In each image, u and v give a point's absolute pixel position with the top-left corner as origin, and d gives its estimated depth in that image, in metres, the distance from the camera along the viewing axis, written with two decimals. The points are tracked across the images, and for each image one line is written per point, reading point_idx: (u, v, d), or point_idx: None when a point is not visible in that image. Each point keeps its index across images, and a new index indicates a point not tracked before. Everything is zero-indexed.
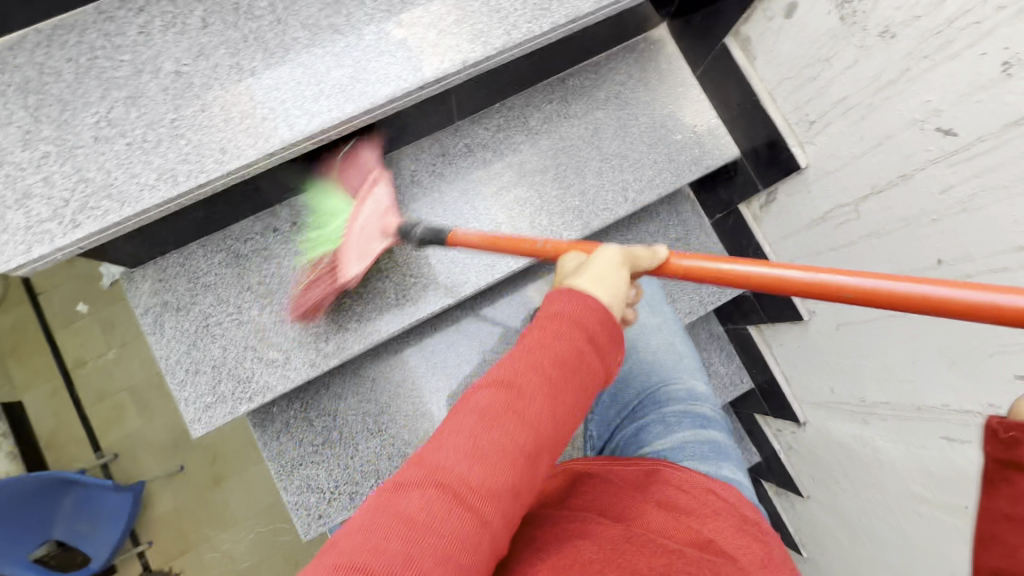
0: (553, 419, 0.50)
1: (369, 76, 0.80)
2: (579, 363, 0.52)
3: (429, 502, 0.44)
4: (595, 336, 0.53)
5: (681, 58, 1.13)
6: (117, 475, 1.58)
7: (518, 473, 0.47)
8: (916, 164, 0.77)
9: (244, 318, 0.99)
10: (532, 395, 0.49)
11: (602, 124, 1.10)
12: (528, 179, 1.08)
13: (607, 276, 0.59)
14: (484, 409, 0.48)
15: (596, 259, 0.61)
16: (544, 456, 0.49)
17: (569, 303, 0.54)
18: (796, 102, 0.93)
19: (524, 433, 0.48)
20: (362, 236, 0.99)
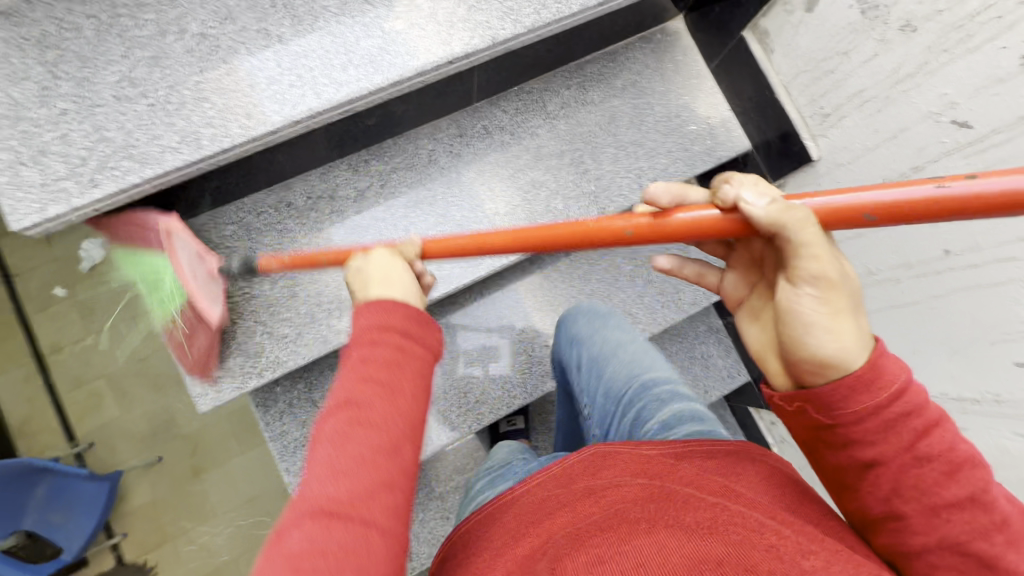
0: (402, 414, 0.53)
1: (398, 48, 0.80)
2: (399, 372, 0.55)
3: (304, 532, 0.45)
4: (404, 331, 0.58)
5: (696, 50, 1.15)
6: (92, 463, 1.53)
7: (371, 500, 0.48)
8: (929, 156, 0.79)
9: (255, 292, 0.97)
10: (361, 416, 0.52)
11: (618, 111, 1.11)
12: (544, 164, 1.08)
13: (382, 271, 0.66)
14: (323, 463, 0.49)
15: (374, 261, 0.68)
16: (399, 464, 0.51)
17: (371, 314, 0.58)
18: (811, 95, 0.96)
19: (370, 463, 0.50)
20: (196, 281, 0.92)
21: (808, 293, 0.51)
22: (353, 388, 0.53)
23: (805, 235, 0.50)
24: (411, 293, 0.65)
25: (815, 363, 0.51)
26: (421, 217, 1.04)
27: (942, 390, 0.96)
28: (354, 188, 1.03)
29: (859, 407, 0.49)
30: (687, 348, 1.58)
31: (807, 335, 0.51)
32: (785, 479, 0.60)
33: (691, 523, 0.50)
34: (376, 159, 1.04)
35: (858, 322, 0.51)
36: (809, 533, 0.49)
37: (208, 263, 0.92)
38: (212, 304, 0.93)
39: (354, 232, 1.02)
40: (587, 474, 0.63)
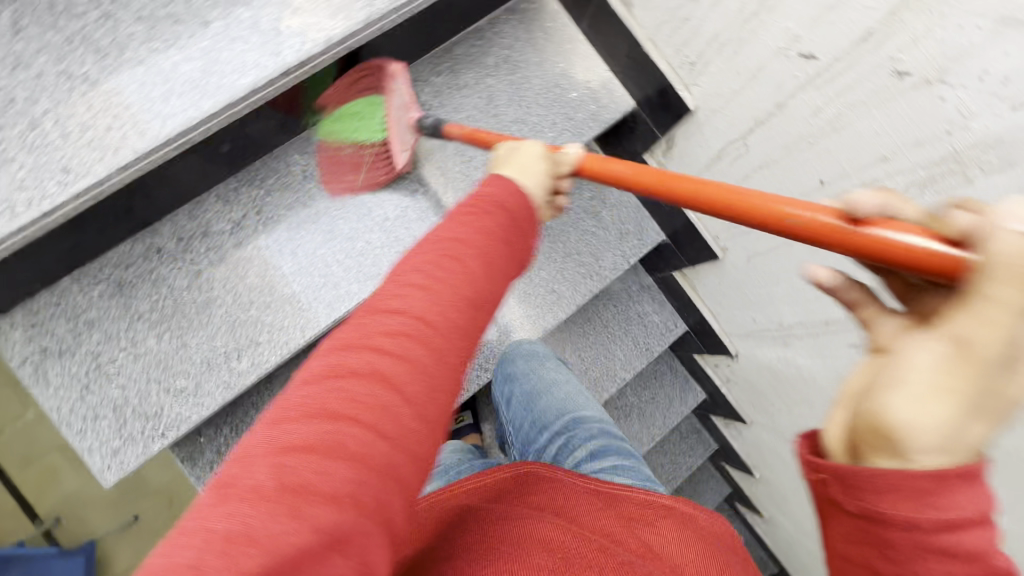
0: (484, 278, 0.49)
1: (224, 66, 0.73)
2: (489, 224, 0.52)
3: (336, 392, 0.40)
4: (505, 206, 0.54)
5: (564, 14, 1.11)
6: (62, 539, 1.50)
7: (421, 347, 0.44)
8: (787, 92, 0.79)
9: (141, 350, 0.91)
10: (452, 258, 0.48)
11: (495, 91, 1.07)
12: (429, 159, 1.04)
13: (525, 166, 0.61)
14: (387, 293, 0.46)
15: (523, 160, 0.62)
16: (464, 326, 0.46)
17: (490, 189, 0.56)
18: (676, 46, 0.95)
19: (432, 308, 0.45)
20: (398, 117, 0.96)
21: (926, 355, 0.36)
22: (438, 252, 0.48)
23: (1003, 292, 0.32)
24: (540, 190, 0.61)
25: (879, 429, 0.36)
26: (306, 238, 0.98)
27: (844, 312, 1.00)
28: (228, 220, 0.96)
29: (913, 515, 0.37)
30: (623, 310, 1.59)
31: (890, 405, 0.36)
32: (703, 544, 0.58)
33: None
34: (246, 184, 0.97)
35: (970, 430, 0.35)
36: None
37: (413, 112, 0.94)
38: (408, 134, 0.96)
39: (237, 266, 0.95)
40: (529, 506, 0.61)
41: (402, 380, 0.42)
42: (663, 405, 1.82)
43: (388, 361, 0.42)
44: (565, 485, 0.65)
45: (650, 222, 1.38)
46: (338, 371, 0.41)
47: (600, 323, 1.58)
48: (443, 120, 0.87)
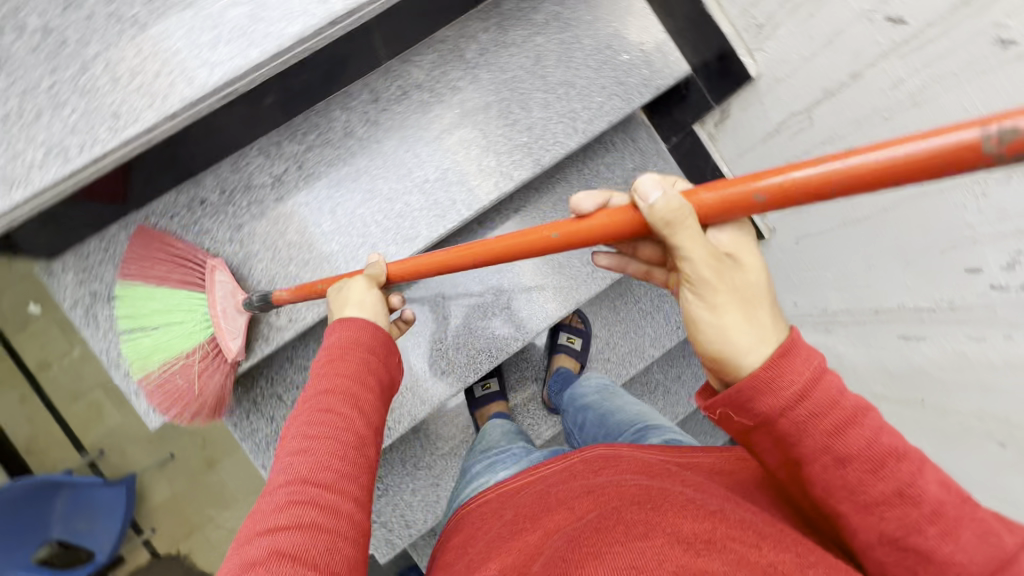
0: (374, 410, 0.64)
1: (270, 13, 0.71)
2: (364, 360, 0.67)
3: (289, 512, 0.52)
4: (370, 348, 0.68)
5: None
6: (108, 471, 1.61)
7: (349, 452, 0.58)
8: (867, 60, 0.73)
9: (185, 299, 0.93)
10: (343, 387, 0.63)
11: (543, 50, 1.02)
12: (471, 121, 1.00)
13: (362, 298, 0.75)
14: (293, 443, 0.58)
15: (337, 296, 0.77)
16: (361, 439, 0.60)
17: (337, 335, 0.69)
18: (744, 5, 0.88)
19: (353, 403, 0.61)
20: (226, 318, 0.92)
21: (716, 299, 0.52)
22: (329, 393, 0.62)
23: (681, 235, 0.51)
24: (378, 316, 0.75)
25: (723, 349, 0.51)
26: (346, 196, 0.97)
27: (898, 301, 0.95)
28: (269, 175, 0.96)
29: (765, 408, 0.48)
30: (657, 288, 1.56)
31: (698, 321, 0.52)
32: (793, 510, 0.60)
33: (685, 534, 0.51)
34: (287, 139, 0.96)
35: (755, 317, 0.51)
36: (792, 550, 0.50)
37: (240, 297, 0.93)
38: (241, 320, 0.94)
39: (277, 221, 0.96)
40: (607, 473, 0.66)
41: (345, 479, 0.56)
42: (690, 384, 1.80)
43: (323, 457, 0.56)
44: (630, 458, 0.69)
45: None
46: (296, 481, 0.54)
47: (632, 298, 1.56)
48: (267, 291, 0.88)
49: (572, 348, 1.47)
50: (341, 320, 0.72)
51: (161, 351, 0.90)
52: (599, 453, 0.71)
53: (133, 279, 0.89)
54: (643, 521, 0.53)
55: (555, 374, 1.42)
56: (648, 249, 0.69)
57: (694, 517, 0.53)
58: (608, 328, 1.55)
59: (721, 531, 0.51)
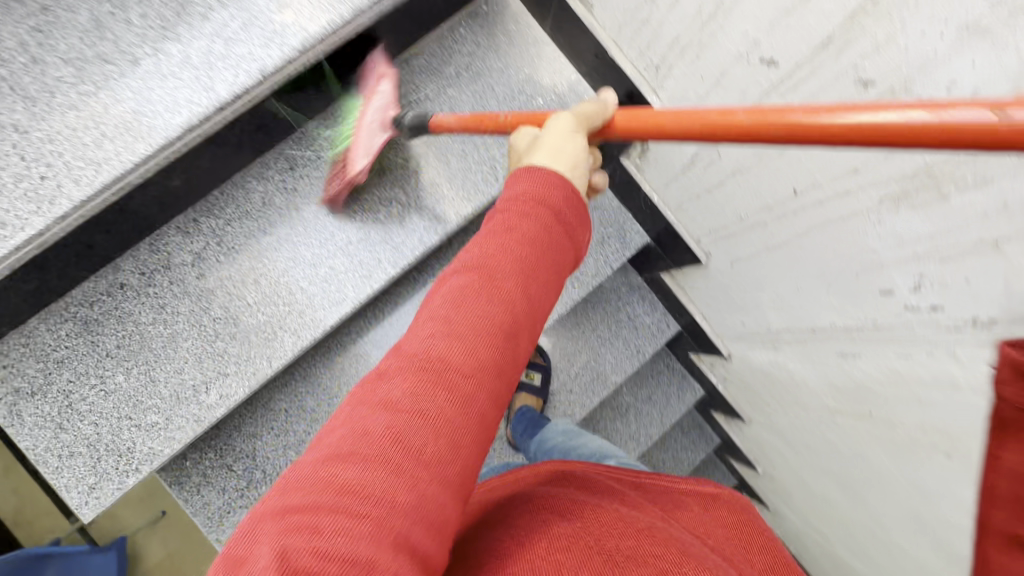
0: (539, 294, 0.50)
1: (155, 105, 0.71)
2: (556, 238, 0.52)
3: (372, 434, 0.41)
4: (561, 214, 0.52)
5: (527, 15, 1.06)
6: (98, 535, 1.57)
7: (480, 378, 0.44)
8: (753, 98, 0.74)
9: (110, 387, 0.91)
10: (503, 281, 0.48)
11: (457, 102, 1.03)
12: (390, 179, 1.01)
13: (558, 144, 0.56)
14: (420, 332, 0.46)
15: (546, 132, 0.57)
16: (509, 351, 0.47)
17: (510, 184, 0.54)
18: (640, 48, 0.90)
19: (518, 282, 0.48)
20: (368, 131, 0.94)
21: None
22: (483, 271, 0.48)
23: None
24: (575, 171, 0.55)
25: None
26: (269, 265, 0.97)
27: (828, 321, 0.95)
28: (189, 252, 0.95)
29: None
30: (612, 313, 1.56)
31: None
32: (749, 530, 0.57)
33: (607, 551, 0.48)
34: (205, 215, 0.96)
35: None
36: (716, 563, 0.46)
37: (388, 111, 0.93)
38: (377, 137, 0.95)
39: (200, 298, 0.95)
40: (553, 487, 0.62)
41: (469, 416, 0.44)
42: (661, 404, 1.79)
43: (438, 374, 0.44)
44: (580, 475, 0.64)
45: (633, 225, 1.34)
46: (392, 404, 0.42)
47: (589, 325, 1.56)
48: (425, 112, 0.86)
49: (533, 384, 1.47)
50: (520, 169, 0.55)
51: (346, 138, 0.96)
52: (551, 469, 0.67)
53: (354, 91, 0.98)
54: (569, 535, 0.51)
55: (518, 413, 1.41)
56: None
57: (620, 535, 0.50)
58: (569, 359, 1.55)
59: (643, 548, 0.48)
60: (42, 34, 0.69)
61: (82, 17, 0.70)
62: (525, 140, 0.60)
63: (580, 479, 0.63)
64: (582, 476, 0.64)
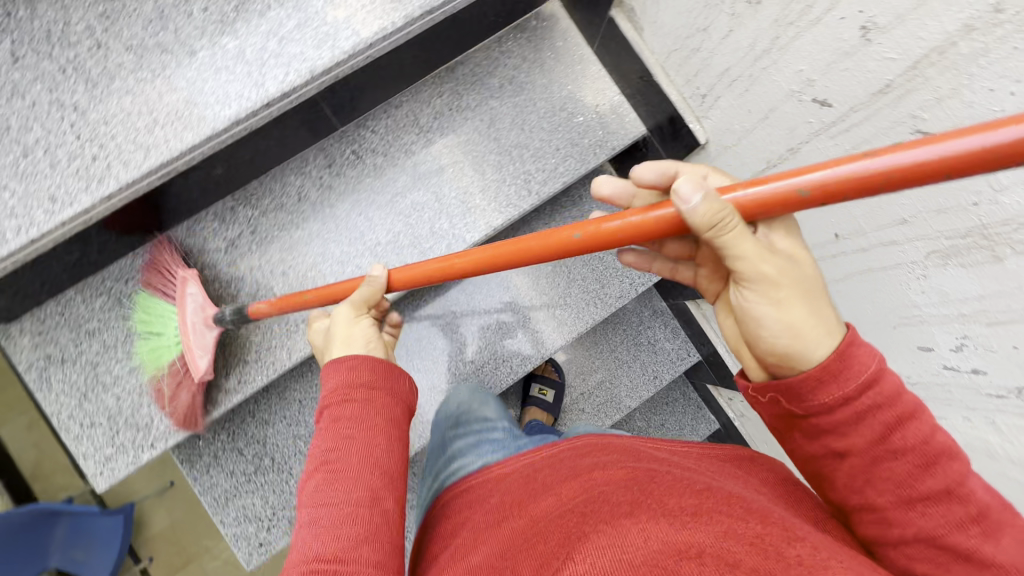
0: (386, 454, 0.61)
1: (206, 97, 0.74)
2: (380, 410, 0.64)
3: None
4: (367, 379, 0.65)
5: (575, 33, 1.06)
6: (109, 497, 1.60)
7: (353, 552, 0.54)
8: (800, 137, 0.72)
9: (135, 363, 0.94)
10: (348, 453, 0.60)
11: (498, 113, 1.03)
12: (424, 184, 1.02)
13: (346, 348, 0.70)
14: (302, 539, 0.56)
15: (338, 330, 0.72)
16: (378, 513, 0.58)
17: (331, 378, 0.65)
18: (687, 75, 0.89)
19: (359, 451, 0.60)
20: (195, 334, 0.91)
21: (759, 302, 0.50)
22: (330, 464, 0.60)
23: (731, 239, 0.48)
24: (373, 347, 0.71)
25: (781, 354, 0.49)
26: (298, 258, 0.99)
27: None
28: (223, 239, 0.97)
29: (827, 398, 0.47)
30: (632, 336, 1.54)
31: (762, 320, 0.50)
32: (794, 490, 0.56)
33: (674, 509, 0.44)
34: (242, 204, 0.98)
35: (823, 315, 0.49)
36: (788, 521, 0.44)
37: (209, 312, 0.92)
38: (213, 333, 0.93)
39: (229, 284, 0.97)
40: (592, 457, 0.58)
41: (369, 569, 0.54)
42: (674, 432, 1.75)
43: (333, 558, 0.53)
44: (619, 444, 0.61)
45: None
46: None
47: (608, 346, 1.54)
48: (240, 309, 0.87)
49: (545, 400, 1.46)
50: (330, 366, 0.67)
51: (155, 359, 0.94)
52: (590, 439, 0.64)
53: (150, 291, 0.94)
54: (629, 501, 0.46)
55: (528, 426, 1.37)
56: (671, 243, 0.67)
57: (683, 494, 0.46)
58: (584, 378, 1.53)
59: (711, 507, 0.44)
60: (110, 21, 0.72)
61: (147, 7, 0.73)
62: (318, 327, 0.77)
63: (619, 447, 0.60)
64: (621, 446, 0.61)
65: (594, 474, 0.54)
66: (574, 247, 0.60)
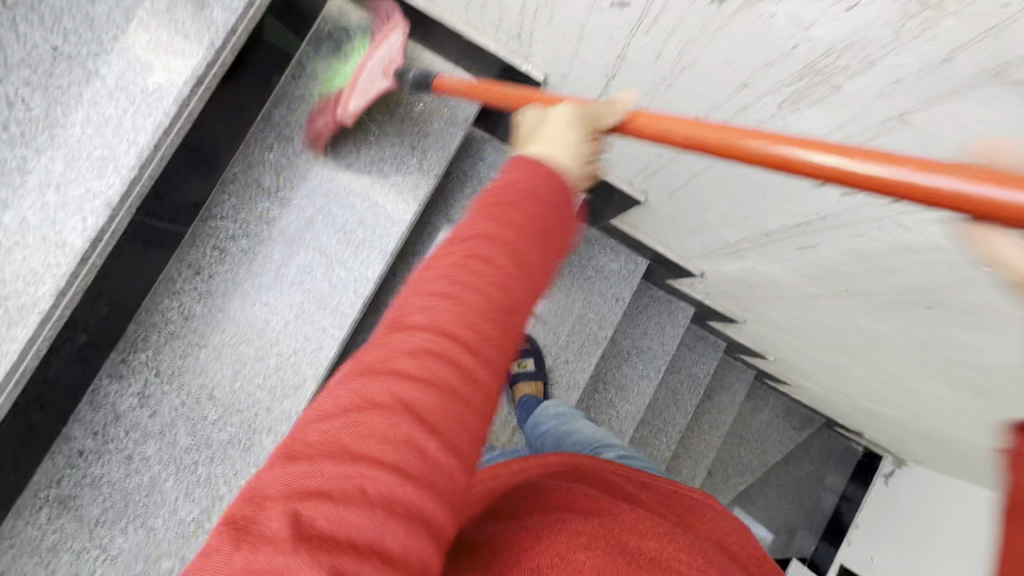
0: (543, 274, 0.43)
1: (10, 283, 0.64)
2: (543, 223, 0.43)
3: (388, 390, 0.35)
4: (542, 200, 0.44)
5: (374, 22, 0.98)
6: None
7: (483, 378, 0.37)
8: (621, 44, 0.70)
9: (113, 552, 0.87)
10: (524, 253, 0.41)
11: (339, 138, 0.97)
12: (302, 244, 0.96)
13: (559, 138, 0.52)
14: (425, 299, 0.38)
15: (547, 128, 0.53)
16: (514, 328, 0.40)
17: (509, 167, 0.47)
18: (494, 23, 0.83)
19: (514, 258, 0.41)
20: (366, 78, 0.92)
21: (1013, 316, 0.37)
22: (489, 237, 0.40)
23: None
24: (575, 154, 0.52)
25: None
26: (219, 373, 0.93)
27: (778, 223, 0.93)
28: (133, 394, 0.91)
29: None
30: (579, 271, 1.55)
31: None
32: (750, 557, 0.60)
33: (631, 550, 0.49)
34: (132, 352, 0.91)
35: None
36: (726, 574, 0.51)
37: (393, 67, 0.91)
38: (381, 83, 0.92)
39: (164, 433, 0.91)
40: (563, 478, 0.63)
41: (489, 387, 0.38)
42: (657, 336, 1.80)
43: (457, 348, 0.37)
44: (588, 472, 0.65)
45: None
46: (390, 376, 0.36)
47: (562, 293, 1.54)
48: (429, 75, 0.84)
49: (528, 370, 1.47)
50: (519, 156, 0.48)
51: (332, 80, 0.96)
52: (560, 461, 0.68)
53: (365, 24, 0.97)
54: (588, 531, 0.50)
55: (522, 404, 1.39)
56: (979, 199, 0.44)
57: (643, 536, 0.52)
58: (554, 333, 1.54)
59: (667, 555, 0.50)
60: None
61: None
62: (526, 121, 0.59)
63: (588, 476, 0.64)
64: (591, 470, 0.67)
65: (565, 495, 0.57)
66: (828, 168, 0.45)
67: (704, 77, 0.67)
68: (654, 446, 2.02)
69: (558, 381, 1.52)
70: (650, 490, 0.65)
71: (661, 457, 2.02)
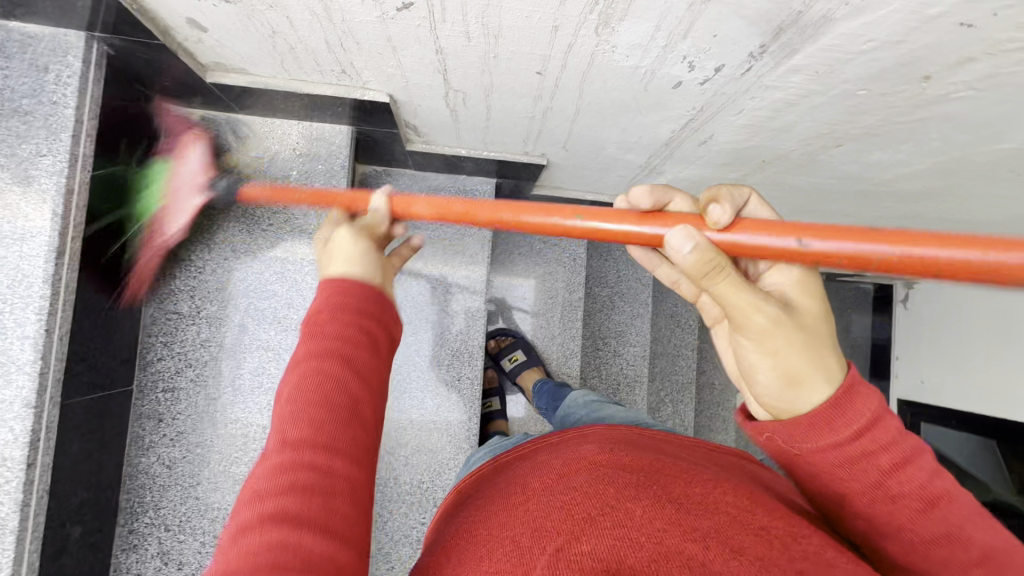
0: (372, 367, 0.51)
1: None
2: (369, 318, 0.53)
3: (277, 475, 0.43)
4: (363, 301, 0.53)
5: (213, 116, 0.95)
6: None
7: (347, 453, 0.46)
8: (433, 38, 0.69)
9: None
10: (359, 352, 0.50)
11: (235, 238, 0.96)
12: (246, 350, 0.96)
13: (350, 250, 0.56)
14: (281, 421, 0.46)
15: (329, 251, 0.56)
16: (359, 423, 0.47)
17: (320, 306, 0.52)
18: (316, 70, 0.80)
19: (348, 362, 0.49)
20: (184, 191, 0.91)
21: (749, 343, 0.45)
22: (288, 442, 0.44)
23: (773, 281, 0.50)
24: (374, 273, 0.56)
25: (787, 398, 0.46)
26: (223, 500, 0.94)
27: (668, 131, 0.93)
28: (153, 556, 0.92)
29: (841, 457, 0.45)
30: (529, 249, 1.55)
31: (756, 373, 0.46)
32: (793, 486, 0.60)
33: (677, 496, 0.47)
34: (135, 517, 0.91)
35: (824, 360, 0.45)
36: (763, 497, 0.49)
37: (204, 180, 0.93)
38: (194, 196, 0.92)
39: None
40: (597, 441, 0.62)
41: (348, 472, 0.45)
42: (633, 273, 1.79)
43: (316, 454, 0.44)
44: (620, 437, 0.66)
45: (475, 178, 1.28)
46: (264, 504, 0.42)
47: (522, 276, 1.55)
48: (239, 187, 0.75)
49: (522, 361, 1.49)
50: (326, 283, 0.53)
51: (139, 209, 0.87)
52: (596, 431, 0.68)
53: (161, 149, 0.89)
54: (632, 485, 0.48)
55: (536, 390, 1.39)
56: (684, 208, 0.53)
57: (686, 482, 0.50)
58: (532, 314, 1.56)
59: (713, 496, 0.47)
60: None
61: None
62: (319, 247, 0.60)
63: (625, 440, 0.64)
64: (624, 435, 0.66)
65: (609, 455, 0.55)
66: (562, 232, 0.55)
67: (520, 34, 0.66)
68: (675, 371, 2.04)
69: (548, 357, 1.55)
70: (690, 447, 0.65)
71: (687, 378, 2.04)
